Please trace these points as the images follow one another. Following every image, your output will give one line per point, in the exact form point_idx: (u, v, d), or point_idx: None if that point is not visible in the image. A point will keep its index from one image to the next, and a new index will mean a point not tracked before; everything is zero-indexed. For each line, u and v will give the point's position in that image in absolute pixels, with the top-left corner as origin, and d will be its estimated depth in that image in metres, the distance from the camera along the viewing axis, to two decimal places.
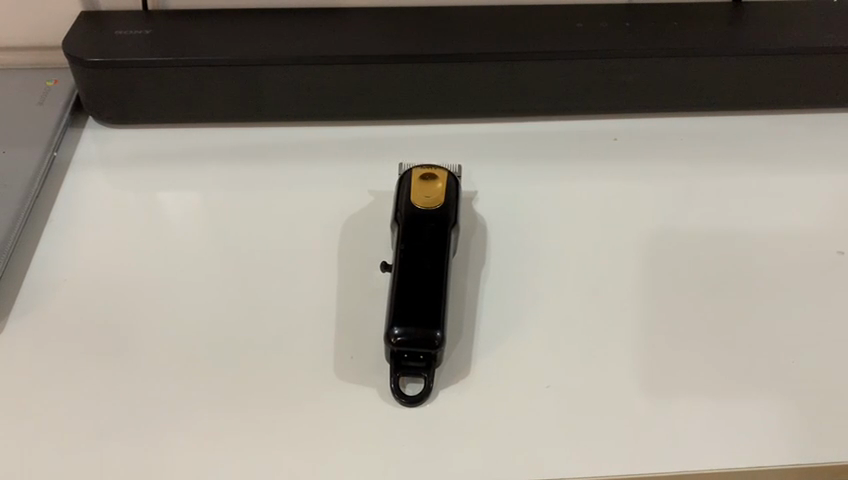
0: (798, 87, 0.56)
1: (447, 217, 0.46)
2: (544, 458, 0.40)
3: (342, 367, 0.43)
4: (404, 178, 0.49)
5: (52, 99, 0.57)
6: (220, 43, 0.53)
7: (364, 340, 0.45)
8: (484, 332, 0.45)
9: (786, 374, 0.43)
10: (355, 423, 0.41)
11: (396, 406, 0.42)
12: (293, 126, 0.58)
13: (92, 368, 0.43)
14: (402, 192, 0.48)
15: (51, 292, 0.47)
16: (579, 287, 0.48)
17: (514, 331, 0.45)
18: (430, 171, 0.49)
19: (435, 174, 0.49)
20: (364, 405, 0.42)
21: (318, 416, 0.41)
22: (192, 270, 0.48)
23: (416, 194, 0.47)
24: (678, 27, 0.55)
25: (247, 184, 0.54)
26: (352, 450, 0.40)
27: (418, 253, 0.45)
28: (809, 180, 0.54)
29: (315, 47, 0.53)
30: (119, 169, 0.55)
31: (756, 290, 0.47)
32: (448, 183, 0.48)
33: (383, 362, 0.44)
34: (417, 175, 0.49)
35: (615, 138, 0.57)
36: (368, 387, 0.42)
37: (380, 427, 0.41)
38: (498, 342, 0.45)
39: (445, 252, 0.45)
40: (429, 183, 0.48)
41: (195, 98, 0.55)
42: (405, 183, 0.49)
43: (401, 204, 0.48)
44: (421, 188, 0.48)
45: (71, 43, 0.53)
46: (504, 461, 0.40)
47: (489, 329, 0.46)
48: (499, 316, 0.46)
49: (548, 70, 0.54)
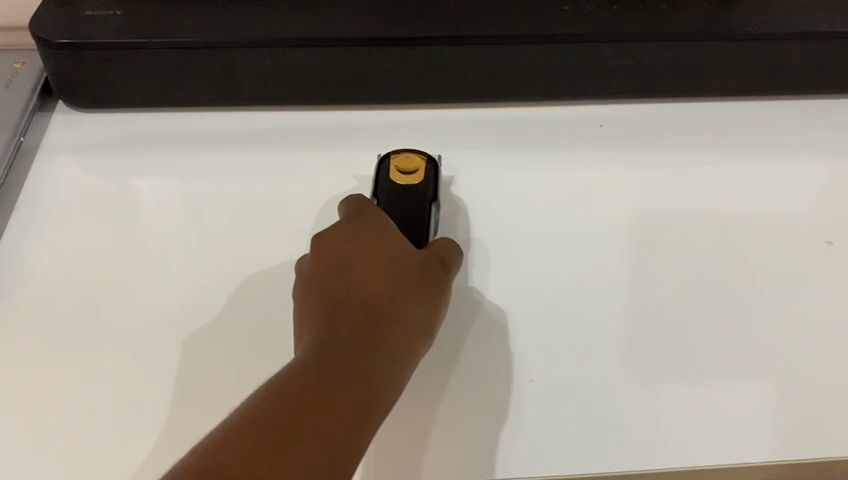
0: (787, 71, 0.55)
1: (426, 199, 0.46)
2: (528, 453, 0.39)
3: None
4: (383, 159, 0.48)
5: (19, 82, 0.55)
6: (194, 23, 0.51)
7: None
8: (464, 321, 0.44)
9: (774, 366, 0.42)
10: None
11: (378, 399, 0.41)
12: (269, 111, 0.57)
13: (61, 358, 0.42)
14: (380, 173, 0.47)
15: (20, 283, 0.46)
16: (564, 276, 0.47)
17: (500, 321, 0.44)
18: (410, 153, 0.48)
19: (415, 156, 0.48)
20: None
21: None
22: (167, 256, 0.47)
23: (396, 176, 0.46)
24: (667, 8, 0.54)
25: (224, 170, 0.53)
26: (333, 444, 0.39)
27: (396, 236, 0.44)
28: (799, 167, 0.53)
29: (292, 28, 0.51)
30: (92, 154, 0.53)
31: (744, 279, 0.46)
32: (428, 165, 0.47)
33: None
34: (396, 157, 0.48)
35: (602, 124, 0.56)
36: None
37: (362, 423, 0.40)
38: (483, 334, 0.44)
39: (423, 235, 0.44)
40: (409, 164, 0.47)
41: (168, 81, 0.53)
42: (383, 165, 0.48)
43: (379, 186, 0.46)
44: (401, 170, 0.47)
45: (39, 24, 0.51)
46: (482, 457, 0.39)
47: (474, 321, 0.44)
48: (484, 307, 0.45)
49: (532, 54, 0.53)
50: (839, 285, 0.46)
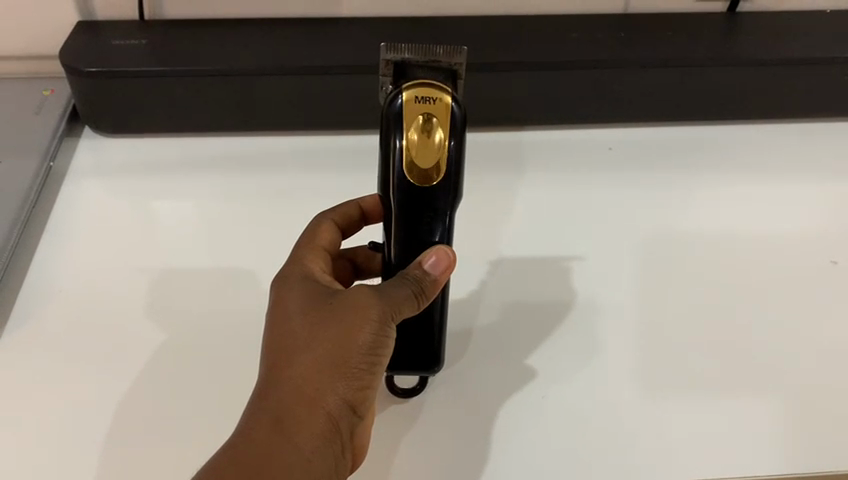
0: (793, 97, 0.56)
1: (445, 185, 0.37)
2: (526, 461, 0.40)
3: None
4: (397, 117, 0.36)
5: (49, 109, 0.57)
6: (216, 54, 0.53)
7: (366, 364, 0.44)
8: (465, 332, 0.46)
9: (779, 384, 0.43)
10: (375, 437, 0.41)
11: (406, 419, 0.42)
12: (287, 136, 0.58)
13: (86, 373, 0.43)
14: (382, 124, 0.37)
15: (49, 299, 0.47)
16: (566, 297, 0.48)
17: (519, 340, 0.46)
18: (423, 96, 0.36)
19: (432, 110, 0.36)
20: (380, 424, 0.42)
21: None
22: (188, 274, 0.48)
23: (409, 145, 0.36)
24: (673, 35, 0.56)
25: (243, 194, 0.54)
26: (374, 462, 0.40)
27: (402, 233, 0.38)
28: (803, 189, 0.54)
29: (311, 58, 0.53)
30: (116, 178, 0.55)
31: (749, 300, 0.47)
32: (445, 120, 0.36)
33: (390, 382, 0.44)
34: (408, 114, 0.36)
35: (610, 147, 0.58)
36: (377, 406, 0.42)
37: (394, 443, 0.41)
38: (501, 351, 0.45)
39: (437, 233, 0.38)
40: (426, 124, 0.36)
41: (190, 109, 0.55)
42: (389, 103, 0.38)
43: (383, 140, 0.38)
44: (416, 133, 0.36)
45: (69, 53, 0.53)
46: (464, 468, 0.40)
47: (493, 340, 0.46)
48: (504, 325, 0.46)
49: (543, 81, 0.54)
50: (843, 305, 0.47)
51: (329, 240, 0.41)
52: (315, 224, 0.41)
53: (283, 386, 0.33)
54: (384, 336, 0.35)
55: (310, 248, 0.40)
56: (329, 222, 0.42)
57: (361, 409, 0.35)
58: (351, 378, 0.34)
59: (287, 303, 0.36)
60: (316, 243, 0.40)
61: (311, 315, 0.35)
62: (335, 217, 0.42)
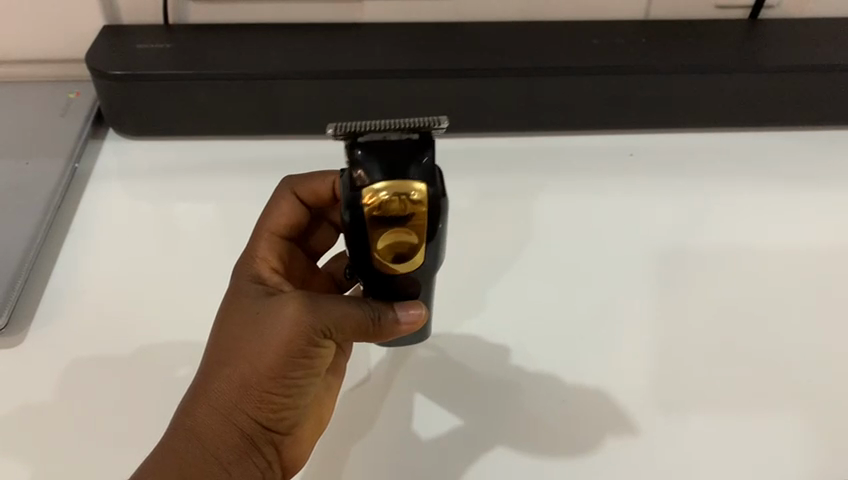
0: (816, 102, 0.56)
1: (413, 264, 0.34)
2: (529, 462, 0.40)
3: (361, 391, 0.43)
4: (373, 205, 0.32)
5: (74, 111, 0.58)
6: (238, 58, 0.54)
7: (392, 364, 0.45)
8: (469, 338, 0.46)
9: (800, 391, 0.43)
10: (389, 439, 0.41)
11: (420, 420, 0.42)
12: (307, 140, 0.59)
13: (105, 371, 0.44)
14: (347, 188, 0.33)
15: (72, 299, 0.48)
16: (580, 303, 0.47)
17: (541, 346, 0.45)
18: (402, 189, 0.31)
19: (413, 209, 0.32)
20: (393, 427, 0.42)
21: (342, 433, 0.42)
22: (208, 275, 0.49)
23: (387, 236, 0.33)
24: (694, 41, 0.56)
25: (263, 196, 0.55)
26: (385, 462, 0.40)
27: (372, 285, 0.36)
28: (829, 198, 0.54)
29: (331, 62, 0.54)
30: (140, 180, 0.56)
31: (769, 306, 0.47)
32: (427, 218, 0.32)
33: (409, 384, 0.44)
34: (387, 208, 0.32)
35: (630, 153, 0.57)
36: (394, 406, 0.43)
37: (406, 443, 0.41)
38: (525, 354, 0.45)
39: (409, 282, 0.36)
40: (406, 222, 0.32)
41: (212, 111, 0.56)
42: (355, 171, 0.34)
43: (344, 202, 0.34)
44: (392, 229, 0.32)
45: (94, 57, 0.54)
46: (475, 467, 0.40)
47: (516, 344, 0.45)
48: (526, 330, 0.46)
49: (561, 87, 0.54)
50: None
51: (288, 224, 0.42)
52: (274, 201, 0.43)
53: (201, 399, 0.35)
54: (307, 357, 0.35)
55: (269, 240, 0.42)
56: (293, 199, 0.43)
57: (280, 422, 0.37)
58: (270, 396, 0.35)
59: (224, 315, 0.37)
60: (273, 233, 0.42)
61: (243, 326, 0.36)
62: (302, 192, 0.43)
